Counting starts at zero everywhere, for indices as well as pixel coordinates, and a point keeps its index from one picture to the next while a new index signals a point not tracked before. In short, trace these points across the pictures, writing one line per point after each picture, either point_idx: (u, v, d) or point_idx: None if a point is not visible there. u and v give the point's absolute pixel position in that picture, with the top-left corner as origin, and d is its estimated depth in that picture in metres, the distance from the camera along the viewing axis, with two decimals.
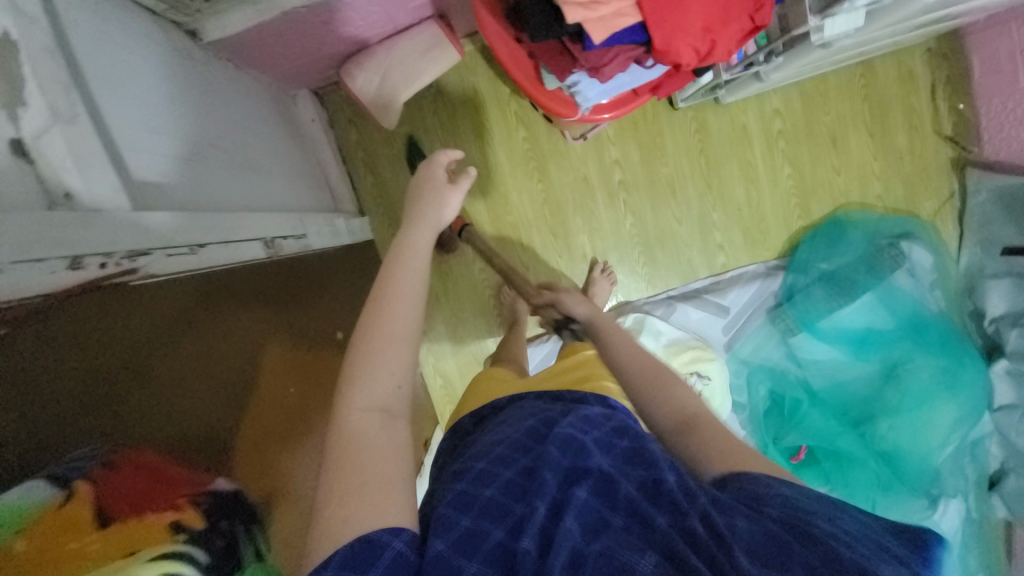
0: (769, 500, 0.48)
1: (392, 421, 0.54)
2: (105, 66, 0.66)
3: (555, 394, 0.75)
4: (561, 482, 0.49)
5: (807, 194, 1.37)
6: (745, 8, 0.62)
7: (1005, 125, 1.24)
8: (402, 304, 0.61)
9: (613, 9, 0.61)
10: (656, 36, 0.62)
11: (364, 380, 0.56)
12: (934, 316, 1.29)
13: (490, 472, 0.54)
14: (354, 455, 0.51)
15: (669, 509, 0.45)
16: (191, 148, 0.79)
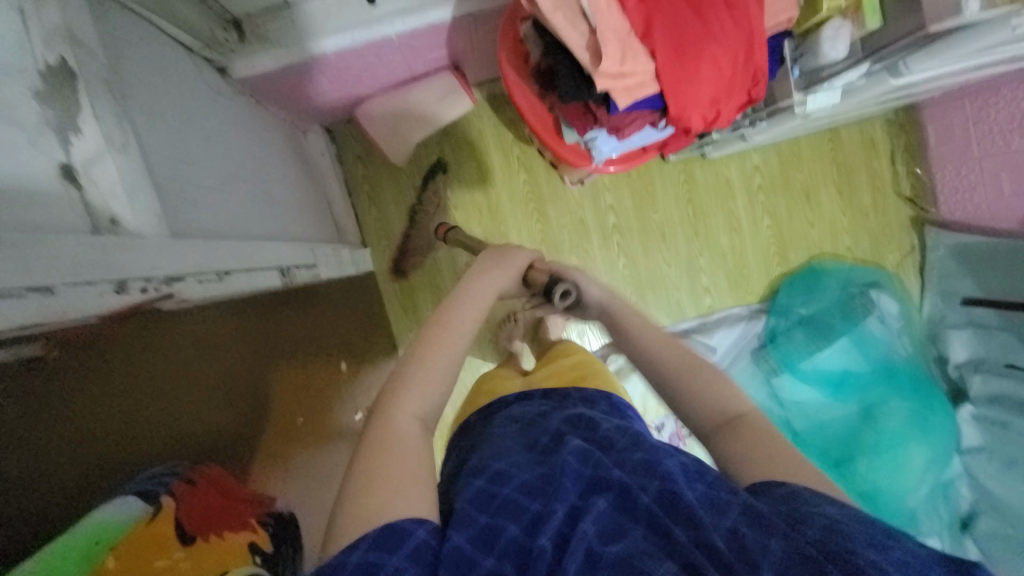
0: (808, 521, 0.46)
1: (431, 432, 0.57)
2: (149, 98, 0.70)
3: (562, 393, 0.79)
4: (581, 487, 0.49)
5: (784, 244, 1.48)
6: (746, 85, 0.71)
7: (958, 189, 1.35)
8: (458, 329, 0.64)
9: (637, 80, 0.67)
10: (672, 105, 0.69)
11: (415, 387, 0.59)
12: (903, 361, 1.38)
13: (509, 471, 0.53)
14: (392, 448, 0.52)
15: (684, 521, 0.46)
16: (219, 179, 0.82)
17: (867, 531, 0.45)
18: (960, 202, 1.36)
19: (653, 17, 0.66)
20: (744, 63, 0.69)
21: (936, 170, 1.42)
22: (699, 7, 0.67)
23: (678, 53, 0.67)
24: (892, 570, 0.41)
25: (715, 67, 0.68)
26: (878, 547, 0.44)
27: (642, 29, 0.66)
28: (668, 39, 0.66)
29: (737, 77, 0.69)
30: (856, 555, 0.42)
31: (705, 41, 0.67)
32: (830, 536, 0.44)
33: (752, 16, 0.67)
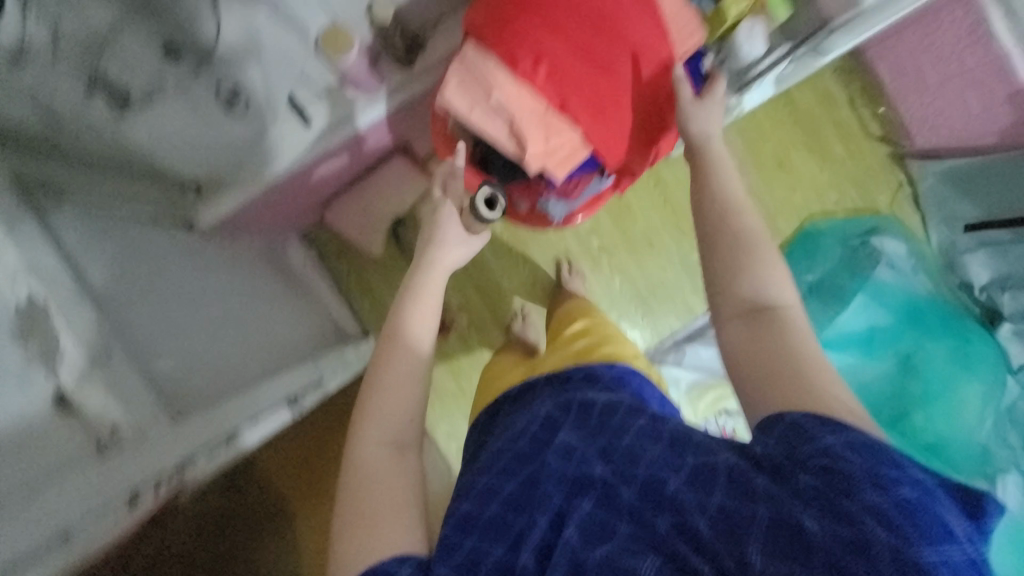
0: (811, 454, 0.46)
1: (402, 450, 0.60)
2: (128, 298, 0.81)
3: (562, 376, 0.77)
4: (564, 492, 0.51)
5: (772, 215, 1.44)
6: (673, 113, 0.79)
7: (928, 117, 1.33)
8: (402, 357, 0.64)
9: (569, 151, 0.73)
10: (609, 160, 0.77)
11: (371, 418, 0.61)
12: (926, 300, 1.33)
13: (500, 478, 0.57)
14: (364, 490, 0.56)
15: (669, 508, 0.47)
16: (207, 336, 0.87)
17: (867, 464, 0.44)
18: (933, 128, 1.34)
19: (565, 92, 0.70)
20: (662, 99, 0.77)
21: (899, 103, 1.39)
22: (607, 64, 0.71)
23: (600, 115, 0.72)
24: (894, 514, 0.42)
25: (637, 115, 0.75)
26: (882, 485, 0.43)
27: (558, 105, 0.71)
28: (587, 107, 0.71)
29: (660, 113, 0.77)
30: (852, 499, 0.43)
31: (622, 95, 0.73)
32: (825, 479, 0.45)
33: (661, 52, 0.73)
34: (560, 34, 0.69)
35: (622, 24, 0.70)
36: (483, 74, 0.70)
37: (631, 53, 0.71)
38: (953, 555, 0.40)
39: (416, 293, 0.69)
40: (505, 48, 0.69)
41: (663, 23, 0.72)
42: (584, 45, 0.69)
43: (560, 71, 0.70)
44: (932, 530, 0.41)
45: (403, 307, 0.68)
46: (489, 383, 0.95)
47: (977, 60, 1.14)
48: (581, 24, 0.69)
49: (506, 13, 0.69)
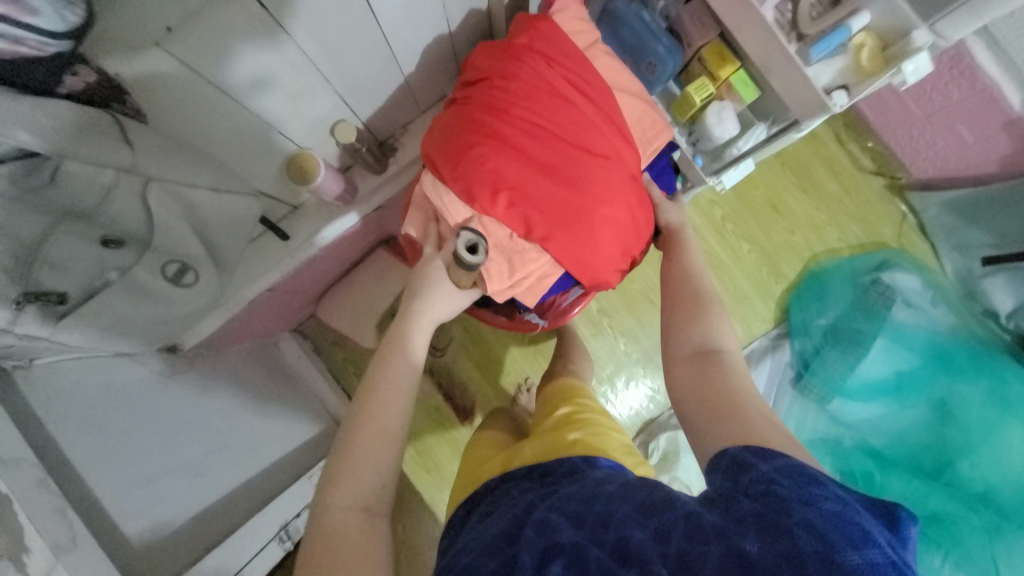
0: (751, 486, 0.44)
1: (376, 515, 0.52)
2: (96, 448, 0.71)
3: (542, 470, 0.64)
4: (536, 560, 0.45)
5: (773, 260, 1.37)
6: (650, 217, 0.74)
7: (920, 149, 1.29)
8: (389, 413, 0.56)
9: (535, 277, 0.69)
10: (586, 276, 0.71)
11: (350, 468, 0.53)
12: (950, 337, 1.26)
13: (475, 565, 0.49)
14: (330, 556, 0.49)
15: (635, 564, 0.41)
16: (191, 472, 0.84)
17: (798, 487, 0.42)
18: (928, 158, 1.30)
19: (530, 216, 0.66)
20: (639, 207, 0.72)
21: (887, 137, 1.35)
22: (572, 181, 0.68)
23: (570, 233, 0.67)
24: (824, 527, 0.39)
25: (613, 226, 0.70)
26: (810, 502, 0.41)
27: (523, 228, 0.67)
28: (554, 227, 0.67)
29: (638, 220, 0.72)
30: (789, 517, 0.40)
31: (592, 208, 0.68)
32: (765, 502, 0.42)
33: (627, 159, 0.71)
34: (520, 157, 0.67)
35: (584, 139, 0.69)
36: (447, 204, 0.67)
37: (597, 166, 0.68)
38: (876, 557, 0.37)
39: (401, 344, 0.62)
40: (463, 176, 0.66)
41: (625, 133, 0.71)
42: (546, 166, 0.67)
43: (522, 196, 0.66)
44: (857, 536, 0.38)
45: (387, 355, 0.61)
46: (470, 462, 0.79)
47: (962, 92, 1.11)
48: (542, 146, 0.67)
49: (462, 142, 0.67)
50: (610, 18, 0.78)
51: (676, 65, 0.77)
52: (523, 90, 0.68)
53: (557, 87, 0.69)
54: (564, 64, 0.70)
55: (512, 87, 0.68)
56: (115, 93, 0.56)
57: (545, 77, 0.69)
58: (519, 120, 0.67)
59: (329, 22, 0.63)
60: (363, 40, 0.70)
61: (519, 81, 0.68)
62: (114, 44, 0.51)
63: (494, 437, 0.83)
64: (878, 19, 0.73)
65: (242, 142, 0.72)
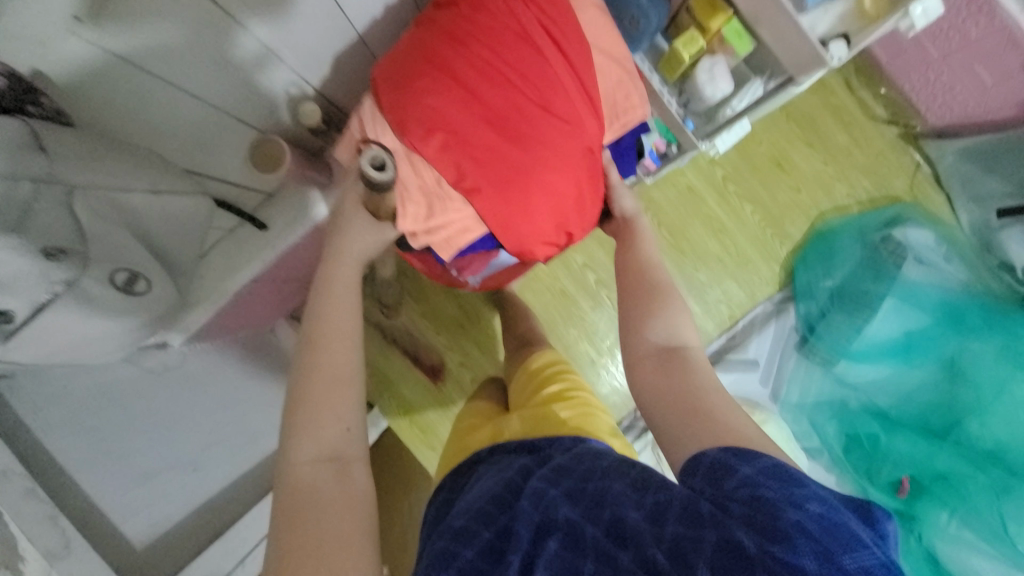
0: (735, 493, 0.40)
1: (345, 466, 0.49)
2: (89, 448, 0.71)
3: (529, 446, 0.61)
4: (533, 534, 0.44)
5: (778, 221, 1.30)
6: (598, 199, 0.65)
7: (937, 93, 1.20)
8: (332, 366, 0.53)
9: (454, 229, 0.59)
10: (508, 241, 0.60)
11: (311, 427, 0.50)
12: (962, 295, 1.21)
13: (472, 528, 0.48)
14: (306, 514, 0.45)
15: (630, 543, 0.40)
16: (191, 467, 0.84)
17: (785, 488, 0.39)
18: (945, 103, 1.21)
19: (463, 163, 0.56)
20: (588, 179, 0.62)
21: (901, 82, 1.26)
22: (516, 137, 0.57)
23: (502, 192, 0.57)
24: (817, 531, 0.36)
25: (551, 195, 0.59)
26: (798, 504, 0.37)
27: (455, 177, 0.56)
28: (487, 181, 0.56)
29: (582, 193, 0.62)
30: (778, 519, 0.36)
31: (534, 171, 0.57)
32: (753, 507, 0.38)
33: (588, 130, 0.61)
34: (468, 100, 0.56)
35: (546, 95, 0.58)
36: (375, 133, 0.57)
37: (550, 129, 0.58)
38: (867, 561, 0.35)
39: (332, 291, 0.58)
40: (401, 106, 0.55)
41: (592, 99, 0.61)
42: (495, 115, 0.56)
43: (461, 145, 0.56)
44: (848, 538, 0.35)
45: (318, 302, 0.57)
46: (457, 432, 0.77)
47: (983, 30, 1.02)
48: (496, 92, 0.56)
49: (410, 69, 0.56)
50: None
51: (660, 19, 0.70)
52: (489, 26, 0.57)
53: (525, 30, 0.57)
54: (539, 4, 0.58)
55: (480, 20, 0.56)
56: (29, 93, 0.48)
57: (518, 16, 0.57)
58: (478, 59, 0.56)
59: None
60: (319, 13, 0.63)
61: (488, 15, 0.57)
62: (22, 45, 0.48)
63: (481, 407, 0.81)
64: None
65: (200, 133, 0.67)
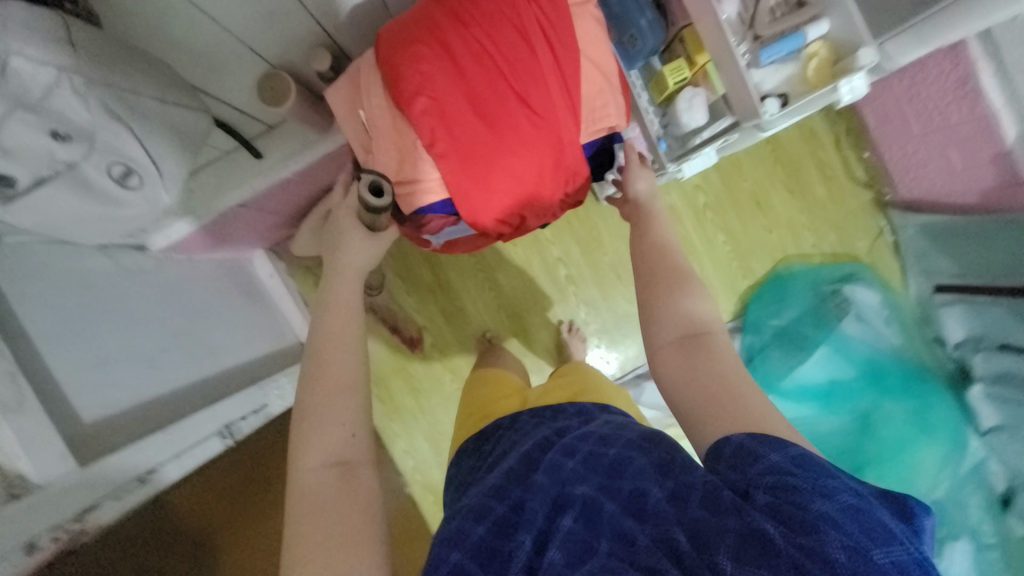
0: (759, 479, 0.44)
1: (350, 472, 0.54)
2: (54, 324, 0.75)
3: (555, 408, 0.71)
4: (547, 510, 0.48)
5: (745, 255, 1.39)
6: (559, 193, 0.70)
7: (911, 168, 1.28)
8: (343, 360, 0.59)
9: (418, 188, 0.64)
10: (464, 211, 0.66)
11: (325, 423, 0.55)
12: (889, 357, 1.31)
13: (486, 503, 0.51)
14: (316, 511, 0.50)
15: (650, 521, 0.44)
16: (145, 363, 0.87)
17: (813, 478, 0.42)
18: (916, 179, 1.29)
19: (437, 132, 0.61)
20: (551, 173, 0.67)
21: (884, 150, 1.34)
22: (491, 121, 0.63)
23: (465, 166, 0.63)
24: (844, 522, 0.39)
25: (510, 178, 0.65)
26: (827, 495, 0.41)
27: (427, 139, 0.61)
28: (454, 149, 0.62)
29: (542, 186, 0.68)
30: (806, 510, 0.40)
31: (500, 154, 0.64)
32: (781, 496, 0.42)
33: (562, 127, 0.65)
34: (454, 76, 0.61)
35: (528, 88, 0.63)
36: (370, 96, 0.64)
37: (525, 121, 0.63)
38: (900, 557, 0.38)
39: (338, 307, 0.63)
40: (395, 68, 0.61)
41: (574, 103, 0.66)
42: (476, 97, 0.62)
43: (439, 112, 0.61)
44: (879, 532, 0.39)
45: (333, 291, 0.64)
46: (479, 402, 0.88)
47: (962, 116, 1.09)
48: (482, 76, 0.62)
49: (409, 34, 0.61)
50: None
51: (656, 42, 0.75)
52: (490, 15, 0.62)
53: (523, 26, 0.62)
54: (542, 6, 0.63)
55: (484, 8, 0.62)
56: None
57: (519, 11, 0.62)
58: (474, 41, 0.61)
59: None
60: None
61: (491, 4, 0.62)
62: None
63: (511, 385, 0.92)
64: (834, 30, 0.76)
65: (211, 54, 0.70)
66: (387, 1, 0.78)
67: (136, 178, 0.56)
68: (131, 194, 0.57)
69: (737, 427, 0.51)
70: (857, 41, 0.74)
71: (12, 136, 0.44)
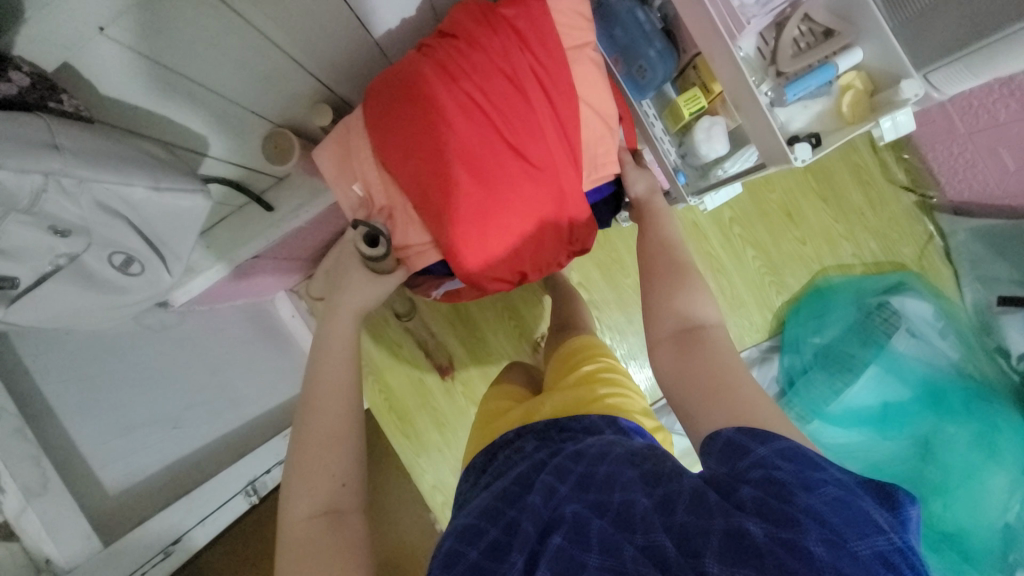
0: (748, 473, 0.40)
1: (340, 519, 0.50)
2: (79, 397, 0.74)
3: (561, 426, 0.62)
4: (539, 531, 0.43)
5: (778, 270, 1.30)
6: (561, 243, 0.66)
7: (958, 169, 1.19)
8: (339, 399, 0.54)
9: (413, 252, 0.63)
10: (458, 272, 0.63)
11: (314, 471, 0.51)
12: (947, 375, 1.19)
13: (474, 529, 0.47)
14: (298, 557, 0.47)
15: (640, 531, 0.39)
16: (171, 424, 0.87)
17: (798, 471, 0.39)
18: (965, 179, 1.20)
19: (428, 193, 0.59)
20: (550, 226, 0.64)
21: (926, 151, 1.25)
22: (484, 176, 0.59)
23: (460, 224, 0.60)
24: (829, 515, 0.35)
25: (507, 235, 0.62)
26: (811, 488, 0.37)
27: (419, 200, 0.60)
28: (447, 210, 0.59)
29: (540, 239, 0.64)
30: (791, 504, 0.36)
31: (495, 211, 0.60)
32: (766, 490, 0.38)
33: (562, 177, 0.62)
34: (445, 133, 0.58)
35: (522, 139, 0.60)
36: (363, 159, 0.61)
37: (521, 175, 0.60)
38: (883, 546, 0.34)
39: (332, 347, 0.57)
40: (386, 128, 0.59)
41: (575, 151, 0.63)
42: (467, 153, 0.59)
43: (430, 171, 0.59)
44: (863, 525, 0.35)
45: (324, 325, 0.60)
46: (481, 422, 0.78)
47: (1011, 113, 1.00)
48: (474, 130, 0.59)
49: (400, 93, 0.59)
50: (606, 14, 0.71)
51: (667, 72, 0.71)
52: (481, 65, 0.59)
53: (516, 77, 0.59)
54: (536, 53, 0.60)
55: (474, 58, 0.59)
56: (53, 91, 0.48)
57: (511, 60, 0.59)
58: (464, 95, 0.58)
59: (292, 7, 0.60)
60: (332, 22, 0.66)
61: (482, 54, 0.59)
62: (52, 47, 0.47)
63: (510, 390, 0.83)
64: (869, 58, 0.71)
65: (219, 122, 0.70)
66: (385, 49, 0.78)
67: (138, 264, 0.57)
68: (133, 279, 0.57)
69: (728, 418, 0.46)
70: (898, 71, 0.68)
71: (10, 238, 0.43)
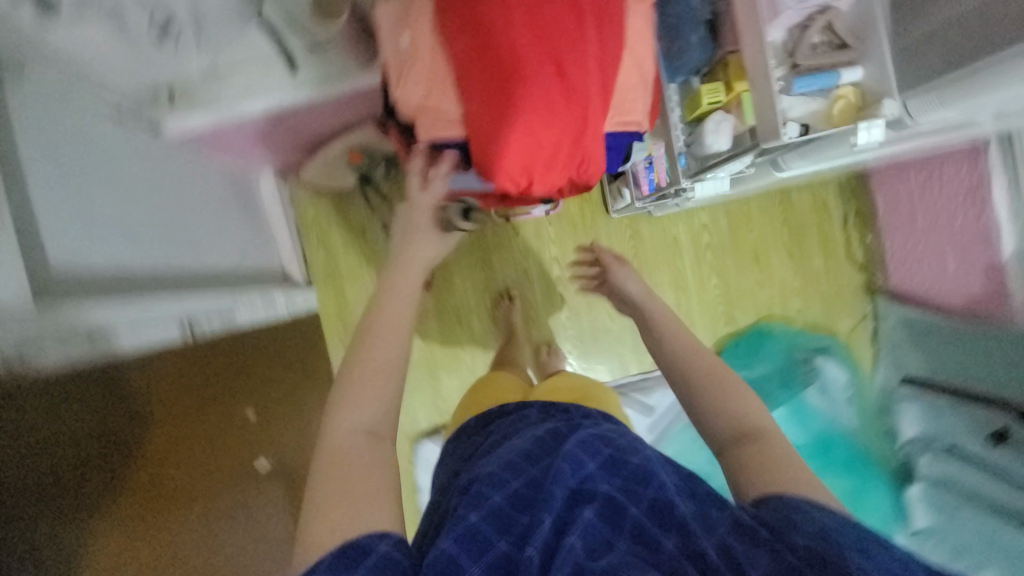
0: (803, 526, 0.46)
1: (378, 439, 0.54)
2: (48, 163, 0.69)
3: (561, 409, 0.73)
4: (567, 501, 0.49)
5: (732, 304, 1.41)
6: (570, 168, 0.71)
7: (907, 261, 1.33)
8: (393, 321, 0.60)
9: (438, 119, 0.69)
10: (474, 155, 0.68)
11: (366, 389, 0.55)
12: (841, 433, 1.35)
13: (500, 477, 0.52)
14: (338, 465, 0.51)
15: (674, 529, 0.46)
16: (129, 237, 0.83)
17: (855, 539, 0.45)
18: (909, 271, 1.35)
19: (470, 74, 0.65)
20: (567, 146, 0.68)
21: (886, 238, 1.39)
22: (522, 75, 0.64)
23: (489, 110, 0.65)
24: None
25: (527, 139, 0.66)
26: (865, 554, 0.43)
27: (460, 77, 0.66)
28: (481, 93, 0.65)
29: (555, 156, 0.69)
30: (845, 560, 0.42)
31: (523, 110, 0.64)
32: (818, 543, 0.44)
33: (590, 105, 0.67)
34: (498, 25, 0.63)
35: (565, 56, 0.64)
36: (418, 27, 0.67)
37: (555, 87, 0.65)
38: None
39: (398, 283, 0.65)
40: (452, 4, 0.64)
41: (606, 86, 0.68)
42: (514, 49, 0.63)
43: (477, 55, 0.64)
44: None
45: (398, 271, 0.67)
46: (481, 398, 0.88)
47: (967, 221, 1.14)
48: (526, 32, 0.63)
49: None
50: None
51: (700, 60, 0.79)
52: None
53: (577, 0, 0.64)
54: None
55: None
56: None
57: None
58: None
59: None
60: None
61: None
62: None
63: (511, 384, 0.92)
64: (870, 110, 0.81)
65: None
66: None
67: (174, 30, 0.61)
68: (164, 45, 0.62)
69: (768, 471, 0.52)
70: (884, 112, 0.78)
71: None
